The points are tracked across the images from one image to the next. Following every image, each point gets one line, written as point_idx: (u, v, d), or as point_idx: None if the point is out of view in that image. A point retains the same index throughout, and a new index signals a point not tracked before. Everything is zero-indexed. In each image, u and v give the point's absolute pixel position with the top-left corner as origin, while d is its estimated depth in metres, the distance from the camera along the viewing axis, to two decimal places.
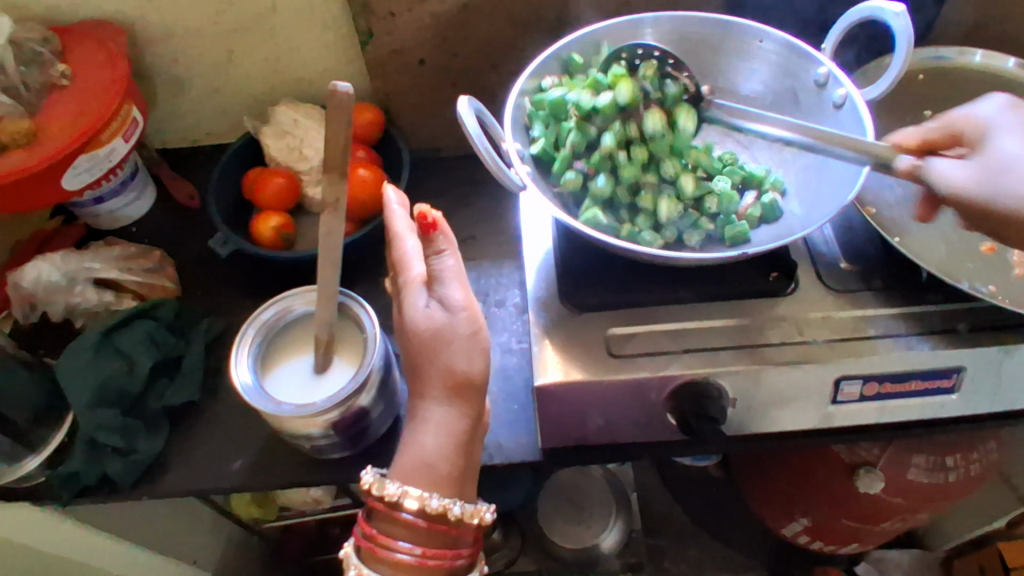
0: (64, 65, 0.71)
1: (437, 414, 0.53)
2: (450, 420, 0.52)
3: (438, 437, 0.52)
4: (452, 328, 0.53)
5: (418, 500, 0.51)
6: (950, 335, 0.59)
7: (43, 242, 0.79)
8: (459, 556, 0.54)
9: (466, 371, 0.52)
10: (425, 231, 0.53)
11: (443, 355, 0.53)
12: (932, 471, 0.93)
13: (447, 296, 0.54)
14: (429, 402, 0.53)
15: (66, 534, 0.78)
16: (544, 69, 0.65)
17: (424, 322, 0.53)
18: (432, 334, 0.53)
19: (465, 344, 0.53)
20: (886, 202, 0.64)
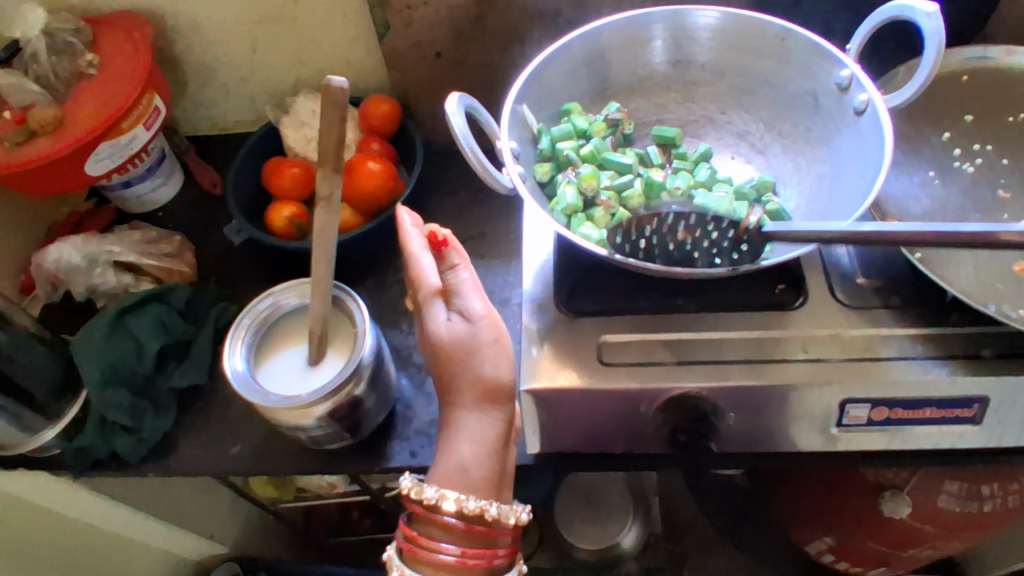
0: (92, 55, 0.73)
1: (470, 420, 0.52)
2: (484, 425, 0.52)
3: (473, 445, 0.51)
4: (477, 337, 0.53)
5: (457, 503, 0.50)
6: (973, 361, 0.54)
7: (77, 223, 0.82)
8: (499, 558, 0.52)
9: (494, 376, 0.52)
10: (437, 248, 0.56)
11: (472, 362, 0.52)
12: (966, 499, 0.86)
13: (467, 307, 0.54)
14: (462, 408, 0.52)
15: (89, 504, 0.82)
16: (549, 65, 0.63)
17: (447, 334, 0.53)
18: (455, 345, 0.53)
19: (492, 351, 0.52)
20: (910, 214, 0.60)
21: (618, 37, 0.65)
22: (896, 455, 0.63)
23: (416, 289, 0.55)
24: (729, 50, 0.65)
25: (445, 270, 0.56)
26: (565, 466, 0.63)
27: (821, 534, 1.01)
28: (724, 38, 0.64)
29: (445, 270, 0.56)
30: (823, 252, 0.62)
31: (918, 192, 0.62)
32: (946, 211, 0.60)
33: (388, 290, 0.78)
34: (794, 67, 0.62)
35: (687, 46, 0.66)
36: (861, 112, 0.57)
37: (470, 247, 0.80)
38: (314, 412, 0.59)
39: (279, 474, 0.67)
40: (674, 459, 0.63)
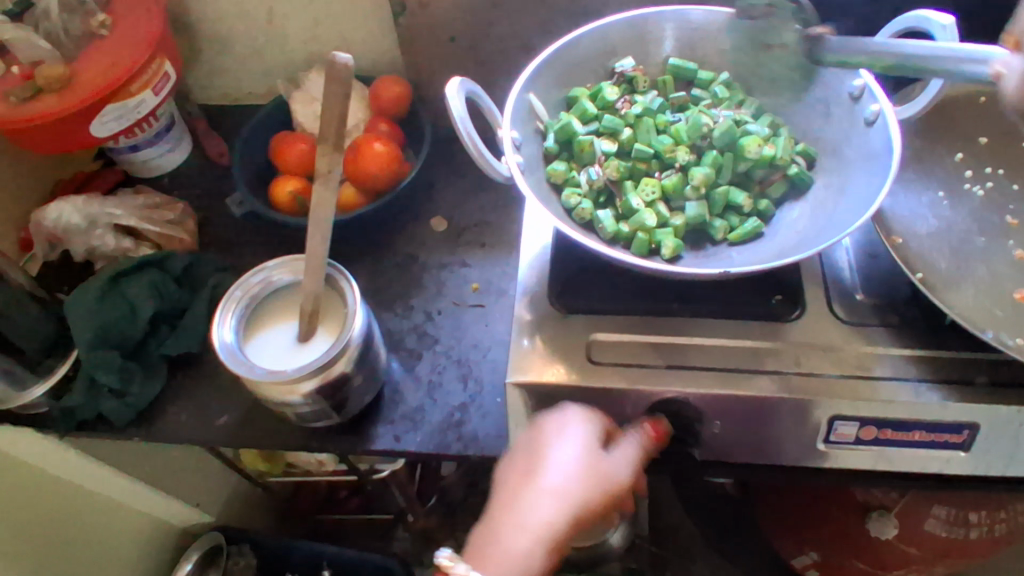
0: (104, 15, 0.73)
1: (544, 508, 0.49)
2: (555, 519, 0.49)
3: (522, 547, 0.48)
4: (593, 433, 0.52)
5: None
6: (966, 387, 0.53)
7: (83, 184, 0.82)
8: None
9: (592, 501, 0.50)
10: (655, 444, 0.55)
11: (559, 448, 0.51)
12: (953, 524, 0.85)
13: (623, 457, 0.53)
14: (538, 494, 0.50)
15: (76, 463, 0.82)
16: (557, 58, 0.63)
17: (604, 462, 0.51)
18: (594, 465, 0.51)
19: (596, 480, 0.51)
20: (915, 233, 0.59)
21: (629, 34, 0.65)
22: (884, 476, 0.62)
23: (525, 372, 0.56)
24: (741, 54, 0.64)
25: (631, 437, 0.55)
26: None
27: (806, 549, 1.01)
28: (737, 41, 0.64)
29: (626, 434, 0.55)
30: (824, 265, 0.61)
31: (926, 211, 0.60)
32: (953, 232, 0.59)
33: (385, 273, 0.77)
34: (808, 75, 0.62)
35: (698, 48, 0.65)
36: (872, 123, 0.56)
37: (471, 235, 0.80)
38: (300, 388, 0.59)
39: (262, 448, 0.67)
40: (656, 464, 0.63)
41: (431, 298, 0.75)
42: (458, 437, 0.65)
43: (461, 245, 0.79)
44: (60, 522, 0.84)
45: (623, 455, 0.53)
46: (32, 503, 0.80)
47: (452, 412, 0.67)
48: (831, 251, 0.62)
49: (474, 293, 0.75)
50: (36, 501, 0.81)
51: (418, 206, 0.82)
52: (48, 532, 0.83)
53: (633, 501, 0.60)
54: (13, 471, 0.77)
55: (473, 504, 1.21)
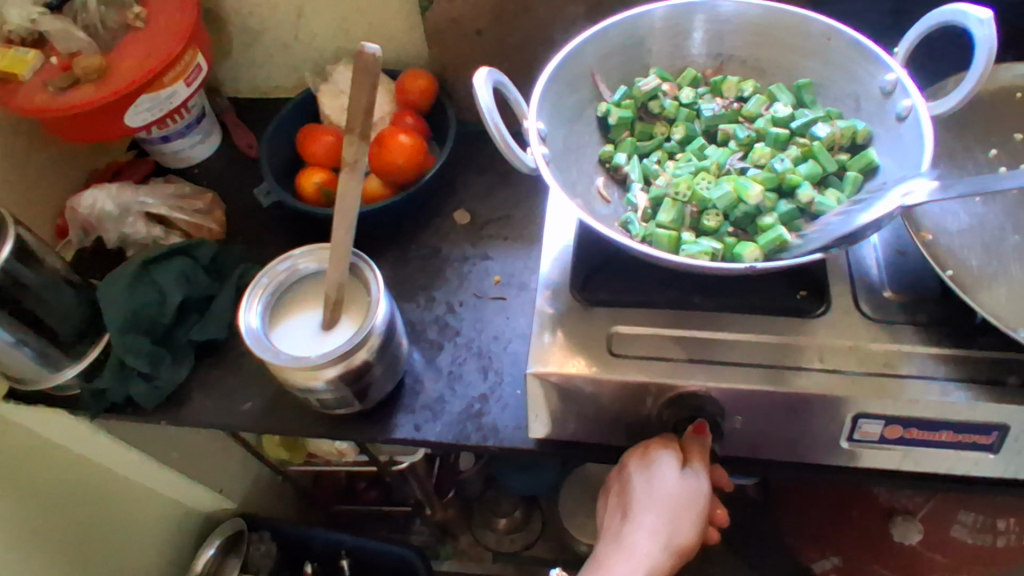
0: (140, 8, 0.75)
1: (641, 543, 0.53)
2: (654, 558, 0.53)
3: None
4: (683, 489, 0.54)
5: None
6: (996, 388, 0.52)
7: (115, 173, 0.84)
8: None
9: (677, 527, 0.54)
10: (697, 432, 0.56)
11: (652, 515, 0.54)
12: (979, 532, 0.84)
13: (692, 479, 0.55)
14: (636, 531, 0.54)
15: (105, 447, 0.84)
16: (585, 50, 0.62)
17: (678, 487, 0.54)
18: (681, 502, 0.54)
19: (686, 510, 0.54)
20: (946, 230, 0.58)
21: (656, 26, 0.64)
22: (909, 478, 0.61)
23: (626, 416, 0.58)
24: (771, 46, 0.64)
25: (694, 451, 0.56)
26: (567, 454, 0.63)
27: (827, 552, 0.99)
28: (769, 33, 0.63)
29: (687, 450, 0.56)
30: (851, 261, 0.60)
31: (957, 208, 0.59)
32: (985, 229, 0.58)
33: (408, 264, 0.78)
34: (839, 68, 0.61)
35: (727, 41, 0.65)
36: (903, 118, 0.55)
37: (494, 228, 0.80)
38: (323, 374, 0.60)
39: (286, 434, 0.68)
40: None
41: (453, 290, 0.75)
42: (479, 428, 0.65)
43: (484, 238, 0.79)
44: (89, 502, 0.86)
45: (702, 471, 0.55)
46: (62, 484, 0.82)
47: (472, 403, 0.67)
48: (858, 247, 0.61)
49: (496, 285, 0.75)
50: (66, 481, 0.83)
51: (441, 199, 0.83)
52: (77, 512, 0.85)
53: (727, 515, 0.61)
54: (44, 451, 0.79)
55: (491, 500, 1.21)
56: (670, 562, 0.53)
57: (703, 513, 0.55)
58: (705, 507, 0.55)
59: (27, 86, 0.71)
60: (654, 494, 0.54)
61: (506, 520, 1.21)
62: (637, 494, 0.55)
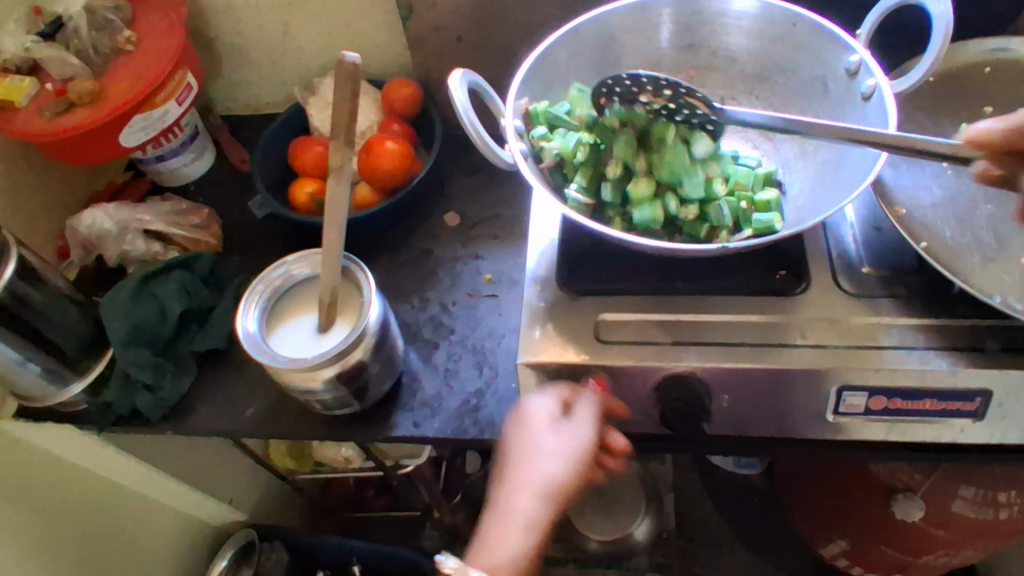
0: (130, 32, 0.77)
1: (529, 508, 0.53)
2: (535, 515, 0.52)
3: (518, 535, 0.52)
4: (510, 432, 0.55)
5: None
6: (976, 353, 0.54)
7: (114, 194, 0.86)
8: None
9: (549, 478, 0.53)
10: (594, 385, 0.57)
11: (528, 462, 0.54)
12: (981, 505, 0.83)
13: (568, 427, 0.55)
14: (520, 495, 0.53)
15: (114, 462, 0.86)
16: (556, 51, 0.65)
17: (534, 433, 0.54)
18: (505, 444, 0.55)
19: (555, 459, 0.53)
20: (919, 204, 0.59)
21: (626, 23, 0.66)
22: (900, 450, 0.62)
23: (618, 403, 0.60)
24: (739, 35, 0.65)
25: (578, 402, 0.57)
26: None
27: (834, 536, 0.99)
28: (735, 24, 0.65)
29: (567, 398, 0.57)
30: (829, 240, 0.62)
31: (930, 182, 0.61)
32: (958, 201, 0.59)
33: (401, 268, 0.80)
34: (806, 53, 0.63)
35: (695, 31, 0.66)
36: (868, 97, 0.57)
37: (483, 228, 0.82)
38: (321, 375, 0.62)
39: (288, 438, 0.70)
40: (661, 441, 0.64)
41: (447, 290, 0.77)
42: (475, 421, 0.67)
43: (474, 238, 0.81)
44: (100, 517, 0.88)
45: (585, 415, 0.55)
46: (71, 500, 0.84)
47: (469, 398, 0.69)
48: (835, 226, 0.63)
49: (488, 283, 0.77)
50: (77, 497, 0.85)
51: (431, 202, 0.85)
52: (89, 528, 0.86)
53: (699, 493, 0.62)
54: (55, 468, 0.81)
55: None
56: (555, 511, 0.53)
57: (588, 461, 0.54)
58: (590, 456, 0.54)
59: (23, 112, 0.73)
60: (511, 439, 0.55)
61: None
62: (511, 443, 0.55)
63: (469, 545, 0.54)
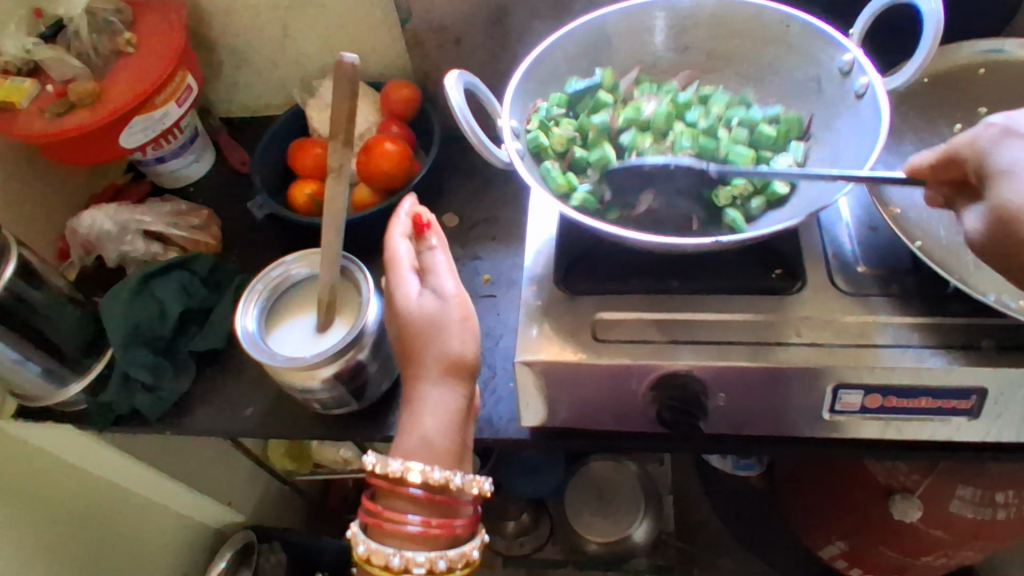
0: (130, 34, 0.78)
1: (437, 396, 0.55)
2: (449, 400, 0.55)
3: (438, 418, 0.55)
4: (444, 315, 0.57)
5: (421, 473, 0.54)
6: (971, 351, 0.54)
7: (114, 195, 0.87)
8: (460, 526, 0.56)
9: (460, 353, 0.56)
10: (419, 229, 0.60)
11: (437, 341, 0.56)
12: (979, 505, 0.83)
13: (439, 286, 0.58)
14: (428, 383, 0.56)
15: (113, 462, 0.86)
16: (552, 52, 0.65)
17: (417, 310, 0.57)
18: (427, 324, 0.56)
19: (460, 328, 0.56)
20: (914, 203, 0.60)
21: (621, 24, 0.67)
22: (897, 449, 0.62)
23: (614, 400, 0.60)
24: (733, 36, 0.66)
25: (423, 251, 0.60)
26: (560, 442, 0.65)
27: (833, 538, 0.99)
28: (729, 25, 0.66)
29: (422, 251, 0.60)
30: (825, 240, 0.62)
31: None
32: None
33: None
34: (800, 54, 0.63)
35: (690, 32, 0.67)
36: (861, 95, 0.58)
37: (481, 230, 0.82)
38: (319, 374, 0.62)
39: (287, 437, 0.70)
40: (658, 440, 0.64)
41: None
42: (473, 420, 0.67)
43: (472, 239, 0.81)
44: (99, 518, 0.88)
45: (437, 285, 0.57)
46: (70, 501, 0.84)
47: None
48: (831, 226, 0.63)
49: (486, 283, 0.77)
50: (76, 497, 0.85)
51: (429, 203, 0.85)
52: (87, 528, 0.86)
53: None
54: (54, 469, 0.81)
55: (497, 504, 1.21)
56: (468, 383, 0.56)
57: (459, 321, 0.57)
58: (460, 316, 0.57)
59: (23, 114, 0.73)
60: (416, 321, 0.57)
61: (515, 523, 1.20)
62: (407, 323, 0.57)
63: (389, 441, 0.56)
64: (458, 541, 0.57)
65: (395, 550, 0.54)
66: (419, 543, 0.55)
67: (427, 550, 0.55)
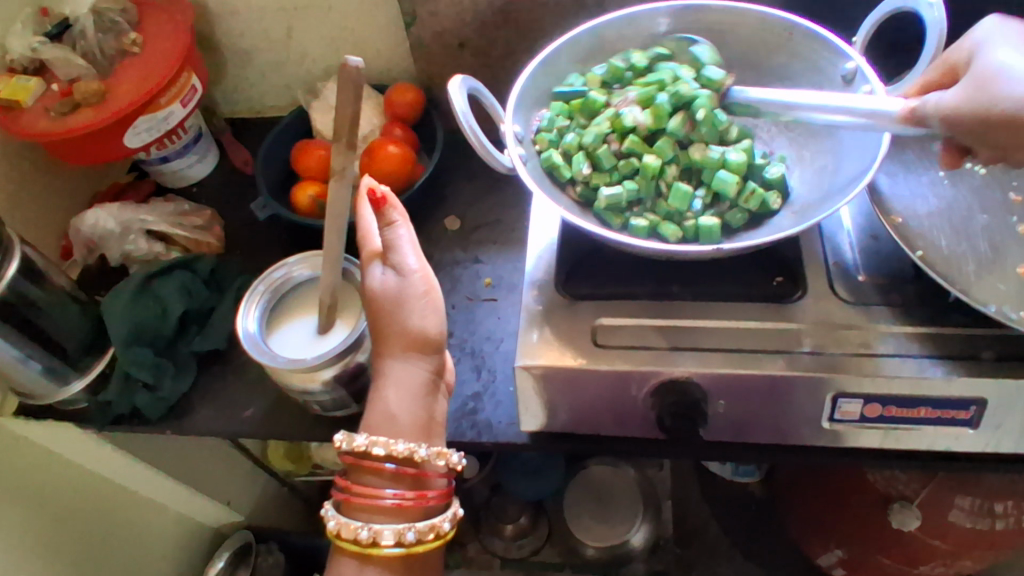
0: (136, 34, 0.78)
1: (398, 369, 0.57)
2: (411, 374, 0.57)
3: (401, 395, 0.57)
4: (408, 289, 0.58)
5: (385, 447, 0.55)
6: (972, 362, 0.54)
7: (118, 194, 0.87)
8: (431, 498, 0.57)
9: (421, 329, 0.57)
10: (376, 205, 0.58)
11: (401, 315, 0.57)
12: (978, 515, 0.83)
13: (401, 263, 0.58)
14: (390, 359, 0.58)
15: (113, 461, 0.86)
16: (555, 58, 0.65)
17: (380, 287, 0.58)
18: (389, 301, 0.58)
19: (421, 303, 0.58)
20: (916, 213, 0.60)
21: (624, 30, 0.67)
22: (896, 459, 0.62)
23: (614, 405, 0.60)
24: (737, 43, 0.66)
25: (383, 227, 0.59)
26: (559, 447, 0.65)
27: (832, 544, 0.98)
28: (732, 32, 0.66)
29: (383, 227, 0.59)
30: (827, 248, 0.62)
31: (926, 191, 0.61)
32: (954, 210, 0.60)
33: None
34: (802, 61, 0.63)
35: (694, 39, 0.67)
36: None
37: (483, 233, 0.82)
38: (320, 376, 0.62)
39: (286, 438, 0.70)
40: (658, 446, 0.64)
41: (447, 293, 0.77)
42: (473, 424, 0.67)
43: (474, 242, 0.82)
44: (98, 516, 0.88)
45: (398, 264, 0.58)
46: (70, 499, 0.84)
47: (466, 401, 0.69)
48: (832, 234, 0.63)
49: (487, 287, 0.77)
50: (75, 496, 0.85)
51: (431, 206, 0.85)
52: (86, 526, 0.87)
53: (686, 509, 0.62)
54: (54, 466, 0.81)
55: (496, 507, 1.21)
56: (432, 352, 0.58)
57: (421, 294, 0.58)
58: (424, 289, 0.58)
59: (29, 112, 0.74)
60: (377, 298, 0.58)
61: (513, 526, 1.20)
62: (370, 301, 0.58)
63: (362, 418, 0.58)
64: (429, 514, 0.57)
65: (365, 523, 0.55)
66: (390, 516, 0.55)
67: (398, 522, 0.55)
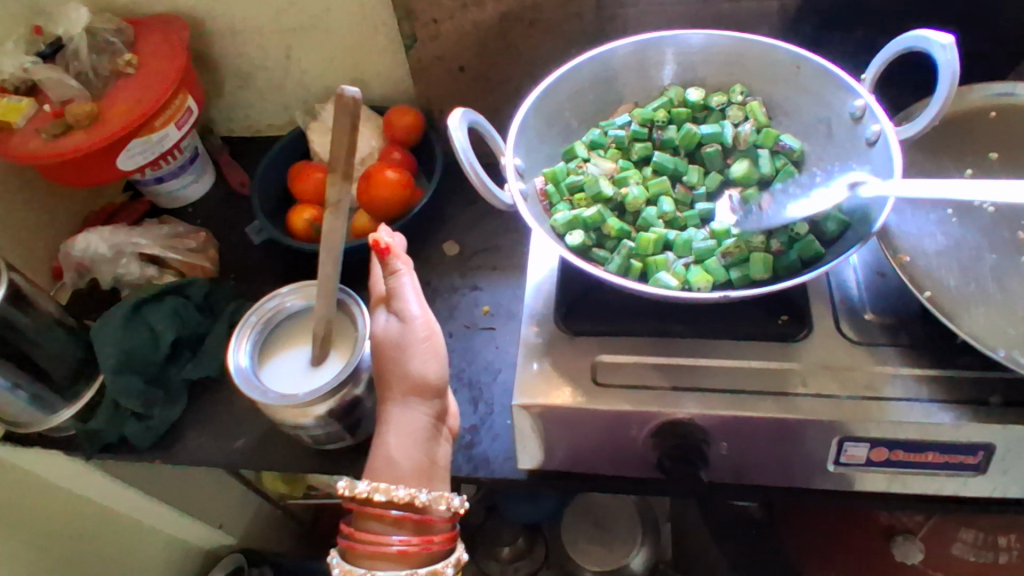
0: (131, 54, 0.77)
1: (398, 415, 0.56)
2: (409, 420, 0.56)
3: (399, 446, 0.55)
4: (408, 335, 0.57)
5: (386, 493, 0.53)
6: (980, 407, 0.53)
7: (111, 215, 0.86)
8: (435, 543, 0.55)
9: (421, 373, 0.56)
10: (380, 256, 0.59)
11: (403, 359, 0.57)
12: (981, 549, 0.78)
13: (403, 309, 0.58)
14: (391, 403, 0.57)
15: (102, 487, 0.84)
16: (557, 88, 0.64)
17: (383, 332, 0.59)
18: (391, 349, 0.58)
19: (423, 348, 0.57)
20: (923, 250, 0.58)
21: (628, 60, 0.66)
22: (902, 501, 0.60)
23: (616, 444, 0.58)
24: (742, 75, 0.65)
25: (387, 277, 0.60)
26: (557, 484, 0.63)
27: None
28: (738, 63, 0.65)
29: (386, 276, 0.60)
30: (832, 284, 0.61)
31: (934, 228, 0.60)
32: (963, 249, 0.59)
33: None
34: (809, 95, 0.62)
35: (697, 69, 0.66)
36: (873, 142, 0.57)
37: (481, 259, 0.81)
38: (313, 411, 0.61)
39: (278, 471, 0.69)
40: (656, 485, 0.62)
41: (443, 321, 0.76)
42: (468, 459, 0.66)
43: (472, 269, 0.80)
44: (87, 544, 0.86)
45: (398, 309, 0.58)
46: (59, 526, 0.82)
47: (463, 434, 0.67)
48: (838, 270, 0.62)
49: (485, 315, 0.76)
50: (65, 523, 0.83)
51: (429, 230, 0.84)
52: (75, 553, 0.85)
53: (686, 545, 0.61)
54: (43, 494, 0.80)
55: (492, 529, 1.20)
56: (436, 388, 0.57)
57: (421, 336, 0.57)
58: (425, 330, 0.58)
59: (20, 134, 0.73)
60: (380, 342, 0.58)
61: (510, 548, 1.19)
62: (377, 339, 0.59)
63: (364, 469, 0.56)
64: (433, 559, 0.55)
65: (367, 569, 0.53)
66: (393, 563, 0.53)
67: (401, 568, 0.53)
